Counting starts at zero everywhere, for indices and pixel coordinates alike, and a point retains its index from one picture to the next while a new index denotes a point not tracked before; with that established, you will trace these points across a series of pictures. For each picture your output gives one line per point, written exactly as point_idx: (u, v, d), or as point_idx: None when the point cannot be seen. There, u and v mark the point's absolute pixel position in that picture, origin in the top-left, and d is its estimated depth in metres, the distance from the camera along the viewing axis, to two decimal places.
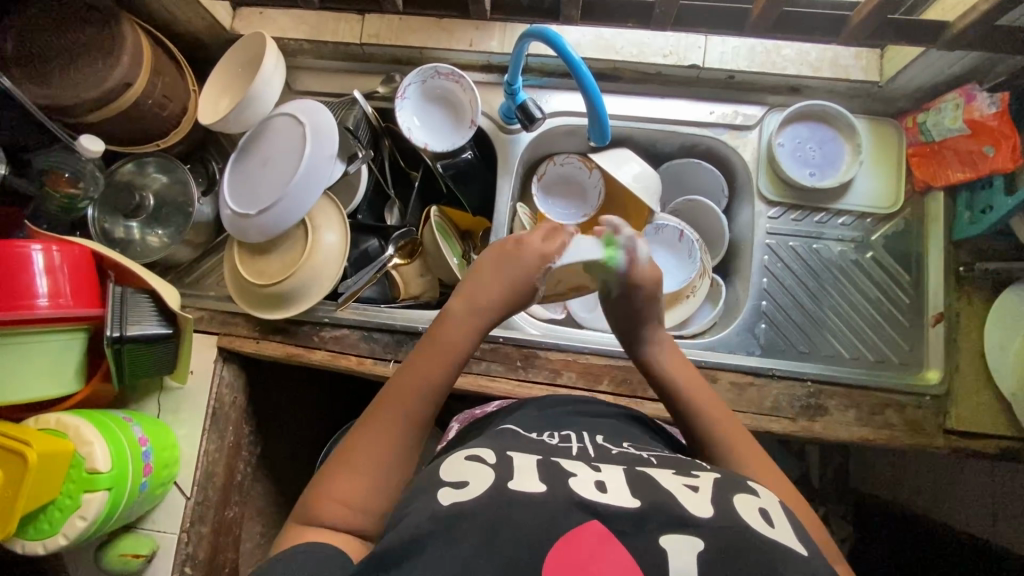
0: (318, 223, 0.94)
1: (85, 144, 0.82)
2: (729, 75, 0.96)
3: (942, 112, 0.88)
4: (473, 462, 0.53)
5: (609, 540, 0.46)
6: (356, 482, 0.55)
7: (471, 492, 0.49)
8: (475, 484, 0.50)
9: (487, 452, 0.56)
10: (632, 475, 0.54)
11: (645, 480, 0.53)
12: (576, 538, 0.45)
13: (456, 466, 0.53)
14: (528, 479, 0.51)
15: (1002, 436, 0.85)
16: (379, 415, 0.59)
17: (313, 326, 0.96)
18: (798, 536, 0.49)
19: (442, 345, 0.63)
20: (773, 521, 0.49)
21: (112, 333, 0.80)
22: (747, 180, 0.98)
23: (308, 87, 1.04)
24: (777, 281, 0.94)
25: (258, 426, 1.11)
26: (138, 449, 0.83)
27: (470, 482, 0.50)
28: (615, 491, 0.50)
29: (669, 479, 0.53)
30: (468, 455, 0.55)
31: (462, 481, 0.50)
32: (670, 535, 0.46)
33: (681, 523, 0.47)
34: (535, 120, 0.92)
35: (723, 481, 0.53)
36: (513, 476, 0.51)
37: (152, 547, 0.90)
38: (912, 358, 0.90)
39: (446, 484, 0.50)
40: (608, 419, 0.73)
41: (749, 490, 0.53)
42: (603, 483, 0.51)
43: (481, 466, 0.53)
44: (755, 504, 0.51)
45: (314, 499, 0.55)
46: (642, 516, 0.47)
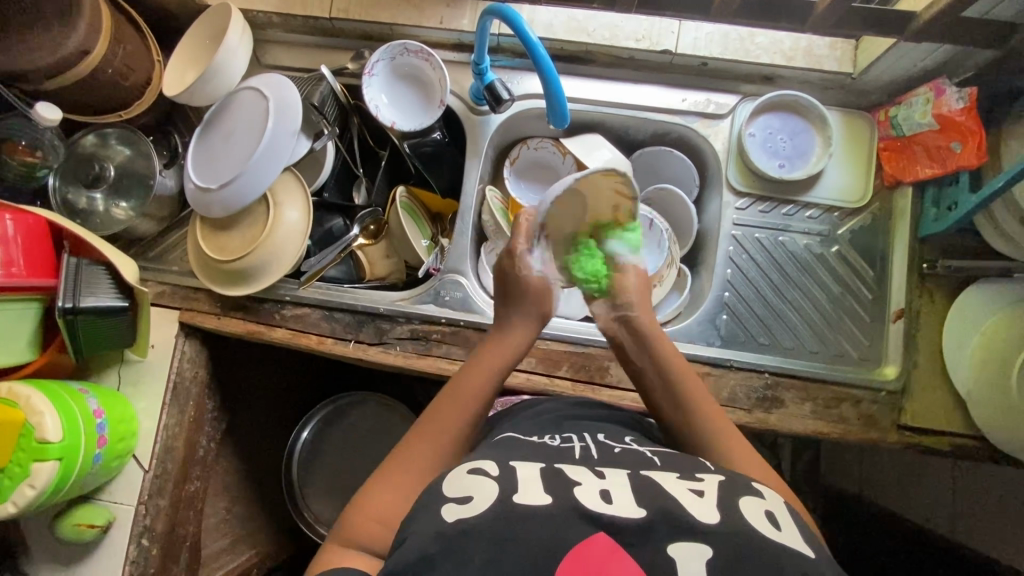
0: (280, 200, 0.93)
1: (41, 112, 0.81)
2: (702, 62, 0.94)
3: (912, 107, 0.87)
4: (475, 475, 0.54)
5: (619, 553, 0.46)
6: (391, 504, 0.57)
7: (474, 508, 0.50)
8: (479, 498, 0.50)
9: (488, 462, 0.56)
10: (636, 480, 0.54)
11: (653, 487, 0.53)
12: (587, 550, 0.46)
13: (459, 480, 0.53)
14: (531, 490, 0.51)
15: (954, 433, 0.86)
16: (421, 433, 0.63)
17: (275, 304, 0.96)
18: (806, 539, 0.50)
19: (483, 366, 0.69)
20: (779, 523, 0.50)
21: (64, 304, 0.80)
22: (717, 169, 0.97)
23: (277, 61, 1.02)
24: (742, 272, 0.94)
25: (223, 402, 1.12)
26: (92, 420, 0.84)
27: (474, 496, 0.51)
28: (620, 499, 0.51)
29: (674, 484, 0.54)
30: (468, 469, 0.55)
31: (465, 496, 0.51)
32: (678, 544, 0.47)
33: (687, 530, 0.47)
34: (503, 101, 0.90)
35: (728, 484, 0.55)
36: (518, 487, 0.51)
37: (107, 518, 0.90)
38: (872, 354, 0.90)
39: (448, 499, 0.51)
40: (613, 421, 0.74)
41: (753, 492, 0.54)
42: (607, 491, 0.52)
43: (482, 479, 0.53)
44: (761, 506, 0.52)
45: (349, 523, 0.57)
46: (649, 525, 0.48)
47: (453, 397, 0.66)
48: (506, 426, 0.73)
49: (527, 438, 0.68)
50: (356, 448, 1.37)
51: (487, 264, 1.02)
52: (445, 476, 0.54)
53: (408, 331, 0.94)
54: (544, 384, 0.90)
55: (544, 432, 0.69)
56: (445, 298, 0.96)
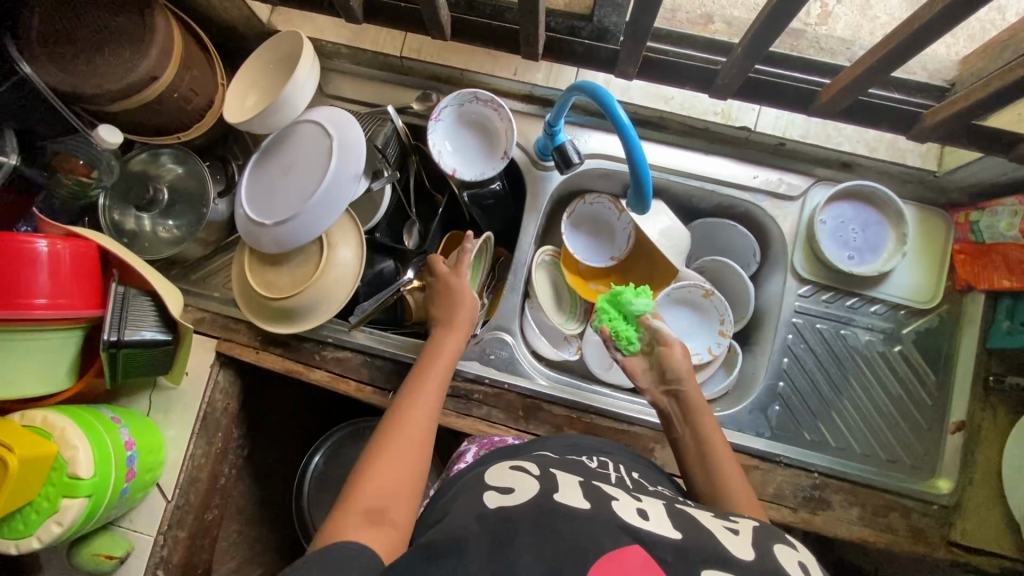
0: (335, 240, 0.91)
1: (103, 135, 0.79)
2: (779, 141, 0.92)
3: (997, 215, 0.84)
4: (517, 471, 0.62)
5: (651, 564, 0.49)
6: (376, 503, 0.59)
7: (516, 497, 0.56)
8: (521, 490, 0.57)
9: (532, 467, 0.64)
10: (672, 512, 0.58)
11: (685, 517, 0.57)
12: (621, 558, 0.49)
13: (501, 474, 0.62)
14: (572, 496, 0.57)
15: (1005, 555, 0.83)
16: (391, 438, 0.66)
17: (316, 344, 0.93)
18: None
19: (436, 376, 0.75)
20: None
21: (108, 337, 0.77)
22: (782, 253, 0.94)
23: (338, 92, 0.99)
24: (798, 362, 0.91)
25: (247, 429, 1.10)
26: (123, 452, 0.82)
27: (516, 488, 0.58)
28: (655, 518, 0.55)
29: (708, 519, 0.57)
30: (512, 466, 0.64)
31: (507, 488, 0.58)
32: (710, 571, 0.49)
33: (719, 560, 0.50)
34: (572, 163, 0.87)
35: (761, 529, 0.56)
36: (559, 489, 0.57)
37: (127, 549, 0.88)
38: (925, 463, 0.87)
39: (491, 488, 0.59)
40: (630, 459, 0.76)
41: (788, 542, 0.55)
42: (644, 511, 0.57)
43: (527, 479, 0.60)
44: (792, 555, 0.53)
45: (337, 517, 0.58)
46: (683, 548, 0.51)
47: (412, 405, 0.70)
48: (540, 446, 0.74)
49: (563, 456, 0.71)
50: None
51: (531, 320, 1.00)
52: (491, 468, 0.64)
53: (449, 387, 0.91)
54: None
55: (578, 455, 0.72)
56: (490, 357, 0.92)
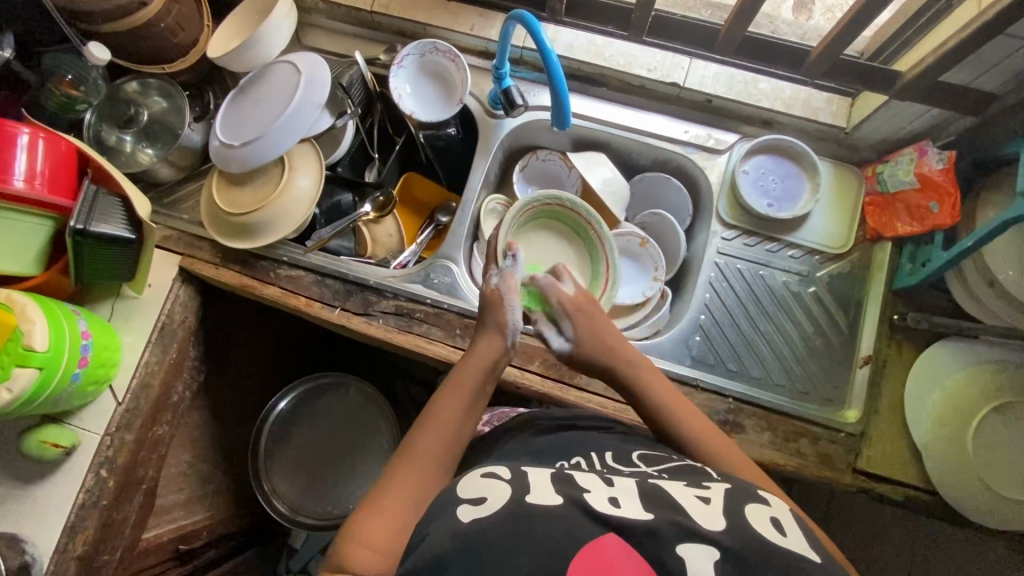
0: (296, 166, 0.98)
1: (92, 50, 0.88)
2: (707, 98, 1.01)
3: (898, 165, 0.91)
4: (490, 478, 0.56)
5: (629, 551, 0.48)
6: (390, 533, 0.55)
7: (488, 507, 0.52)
8: (493, 498, 0.52)
9: (502, 468, 0.58)
10: (643, 489, 0.56)
11: (661, 494, 0.55)
12: (600, 549, 0.48)
13: (472, 484, 0.55)
14: (542, 491, 0.53)
15: (909, 484, 0.87)
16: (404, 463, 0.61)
17: (272, 262, 1.00)
18: (810, 542, 0.52)
19: (455, 401, 0.67)
20: (784, 530, 0.53)
21: (75, 225, 0.83)
22: (710, 201, 1.02)
23: (315, 43, 1.10)
24: (719, 298, 0.97)
25: (204, 355, 1.15)
26: (79, 340, 0.87)
27: (487, 498, 0.52)
28: (628, 504, 0.52)
29: (681, 492, 0.56)
30: (482, 473, 0.57)
31: (480, 498, 0.53)
32: (688, 546, 0.49)
33: (693, 535, 0.49)
34: (516, 105, 0.96)
35: (733, 492, 0.57)
36: (529, 489, 0.53)
37: (73, 441, 0.92)
38: (836, 396, 0.92)
39: (464, 501, 0.53)
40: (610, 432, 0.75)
41: (760, 500, 0.57)
42: (615, 498, 0.53)
43: (496, 482, 0.55)
44: (766, 511, 0.55)
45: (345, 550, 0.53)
46: (654, 528, 0.50)
47: (432, 425, 0.65)
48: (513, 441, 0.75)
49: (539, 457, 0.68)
50: (328, 429, 1.38)
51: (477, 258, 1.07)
52: (460, 482, 0.57)
53: (393, 306, 0.97)
54: (515, 375, 0.92)
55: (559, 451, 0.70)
56: (433, 281, 1.00)
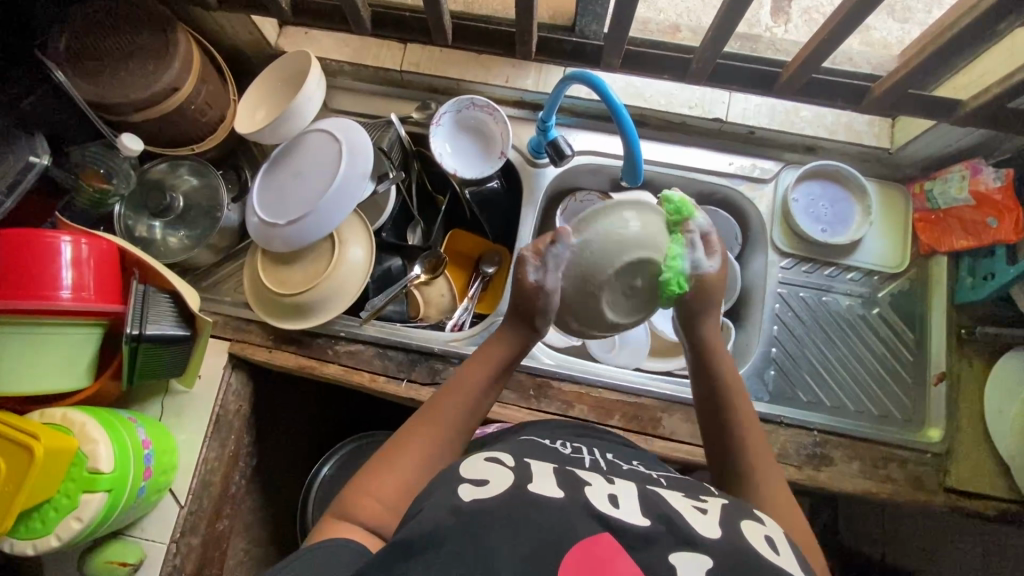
0: (345, 238, 0.95)
1: (126, 142, 0.84)
2: (749, 130, 1.01)
3: (948, 182, 0.93)
4: (493, 465, 0.56)
5: (621, 551, 0.48)
6: (391, 485, 0.60)
7: (490, 490, 0.52)
8: (495, 484, 0.53)
9: (506, 456, 0.59)
10: (645, 493, 0.56)
11: (657, 499, 0.55)
12: (590, 545, 0.47)
13: (476, 465, 0.55)
14: (547, 483, 0.54)
15: (1001, 498, 0.87)
16: (415, 427, 0.66)
17: (329, 339, 0.96)
18: (804, 569, 0.51)
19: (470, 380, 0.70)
20: (779, 550, 0.51)
21: (131, 331, 0.79)
22: (762, 231, 1.02)
23: (343, 107, 1.07)
24: (787, 329, 0.97)
25: (256, 438, 1.10)
26: (141, 451, 0.82)
27: (490, 481, 0.53)
28: (626, 505, 0.53)
29: (679, 500, 0.56)
30: (485, 458, 0.58)
31: (482, 480, 0.53)
32: (680, 554, 0.48)
33: (689, 542, 0.49)
34: (565, 156, 0.96)
35: (730, 507, 0.56)
36: (533, 478, 0.54)
37: (140, 557, 0.86)
38: (914, 415, 0.92)
39: (465, 480, 0.53)
40: (608, 441, 0.76)
41: (756, 519, 0.56)
42: (615, 497, 0.54)
43: (501, 469, 0.55)
44: (761, 530, 0.54)
45: (350, 498, 0.60)
46: (653, 535, 0.49)
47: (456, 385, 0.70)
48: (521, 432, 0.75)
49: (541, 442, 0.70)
50: None
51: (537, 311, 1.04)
52: (464, 462, 0.56)
53: None
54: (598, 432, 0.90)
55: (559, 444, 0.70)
56: None
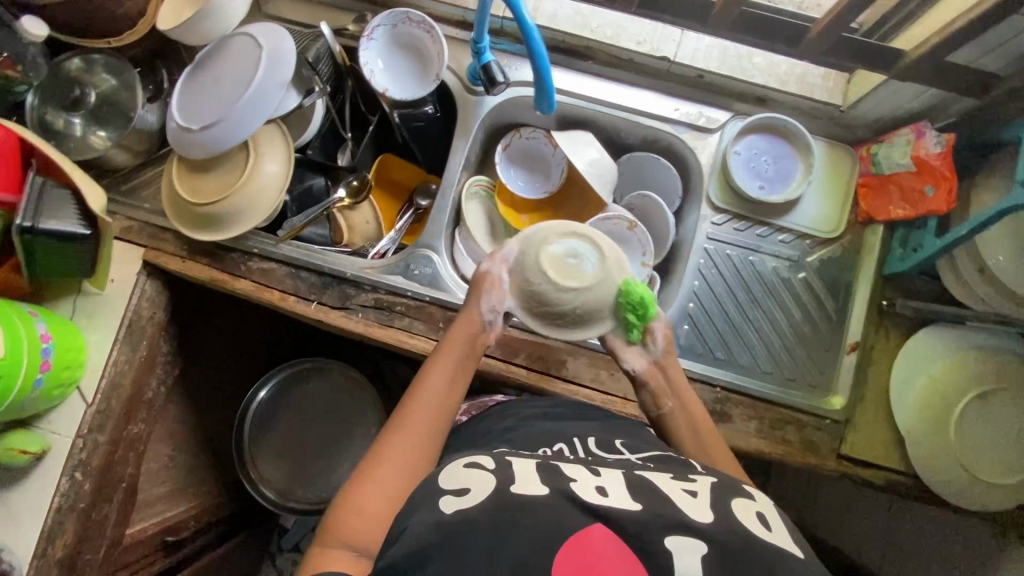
0: (261, 151, 0.91)
1: (27, 26, 0.81)
2: (698, 74, 0.96)
3: (894, 146, 0.88)
4: (474, 469, 0.56)
5: (614, 541, 0.49)
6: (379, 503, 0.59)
7: (473, 498, 0.52)
8: (477, 490, 0.52)
9: (485, 458, 0.59)
10: (632, 481, 0.57)
11: (646, 486, 0.56)
12: (582, 541, 0.49)
13: (455, 473, 0.55)
14: (529, 483, 0.54)
15: (891, 468, 0.88)
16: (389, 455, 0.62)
17: (242, 255, 0.95)
18: (794, 541, 0.53)
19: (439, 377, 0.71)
20: (770, 526, 0.54)
21: (22, 222, 0.78)
22: (699, 182, 0.98)
23: (276, 12, 1.00)
24: (708, 286, 0.95)
25: (178, 348, 1.11)
26: (38, 344, 0.82)
27: (472, 488, 0.53)
28: (615, 493, 0.54)
29: (668, 484, 0.58)
30: (466, 462, 0.57)
31: (463, 489, 0.53)
32: (674, 538, 0.49)
33: (680, 526, 0.50)
34: (497, 83, 0.91)
35: (720, 486, 0.59)
36: (515, 479, 0.54)
37: (42, 447, 0.89)
38: (823, 382, 0.91)
39: (447, 492, 0.53)
40: (596, 424, 0.78)
41: (746, 496, 0.58)
42: (603, 487, 0.55)
43: (481, 472, 0.55)
44: (751, 507, 0.56)
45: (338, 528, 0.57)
46: (645, 519, 0.50)
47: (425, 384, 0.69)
48: (490, 431, 0.77)
49: (521, 449, 0.69)
50: (313, 416, 1.36)
51: (462, 247, 1.00)
52: (444, 468, 0.57)
53: (372, 299, 0.93)
54: (500, 369, 0.90)
55: (540, 445, 0.71)
56: (413, 272, 0.96)
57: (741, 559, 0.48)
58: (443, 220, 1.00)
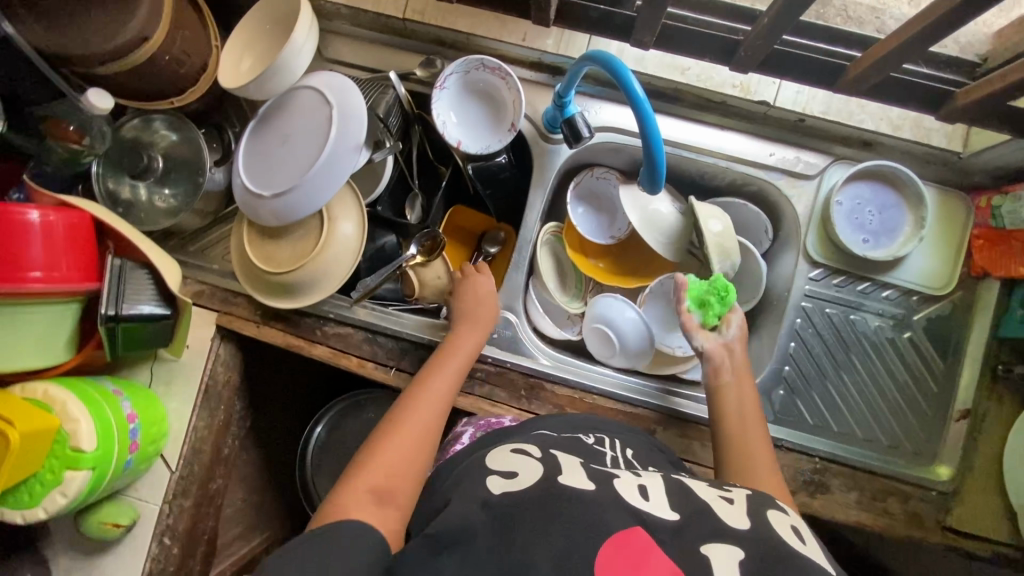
0: (335, 214, 0.88)
1: (92, 100, 0.75)
2: (799, 117, 0.88)
3: (1020, 200, 0.81)
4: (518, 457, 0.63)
5: (652, 548, 0.50)
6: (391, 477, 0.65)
7: (520, 480, 0.58)
8: (524, 475, 0.59)
9: (531, 450, 0.65)
10: (673, 483, 0.60)
11: (685, 490, 0.59)
12: (624, 539, 0.50)
13: (504, 459, 0.62)
14: (576, 477, 0.58)
15: (1000, 541, 0.83)
16: (388, 437, 0.69)
17: (317, 320, 0.92)
18: (826, 558, 0.53)
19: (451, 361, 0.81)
20: (804, 539, 0.54)
21: (107, 312, 0.75)
22: (795, 234, 0.92)
23: (338, 56, 0.94)
24: (805, 347, 0.90)
25: (249, 400, 1.10)
26: (126, 425, 0.81)
27: (519, 473, 0.59)
28: (657, 499, 0.56)
29: (705, 490, 0.59)
30: (515, 449, 0.65)
31: (511, 472, 0.59)
32: (711, 545, 0.51)
33: (720, 533, 0.52)
34: (582, 138, 0.84)
35: (754, 497, 0.59)
36: (562, 471, 0.59)
37: (132, 517, 0.89)
38: (927, 449, 0.87)
39: (494, 472, 0.60)
40: (631, 433, 0.79)
41: (779, 508, 0.58)
42: (646, 490, 0.58)
43: (528, 463, 0.61)
44: (786, 520, 0.56)
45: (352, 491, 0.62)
46: (683, 527, 0.53)
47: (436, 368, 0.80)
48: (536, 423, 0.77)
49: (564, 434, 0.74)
50: None
51: (536, 300, 0.98)
52: (491, 454, 0.64)
53: None
54: None
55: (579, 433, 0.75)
56: (492, 335, 0.92)
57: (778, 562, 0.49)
58: (518, 280, 0.96)
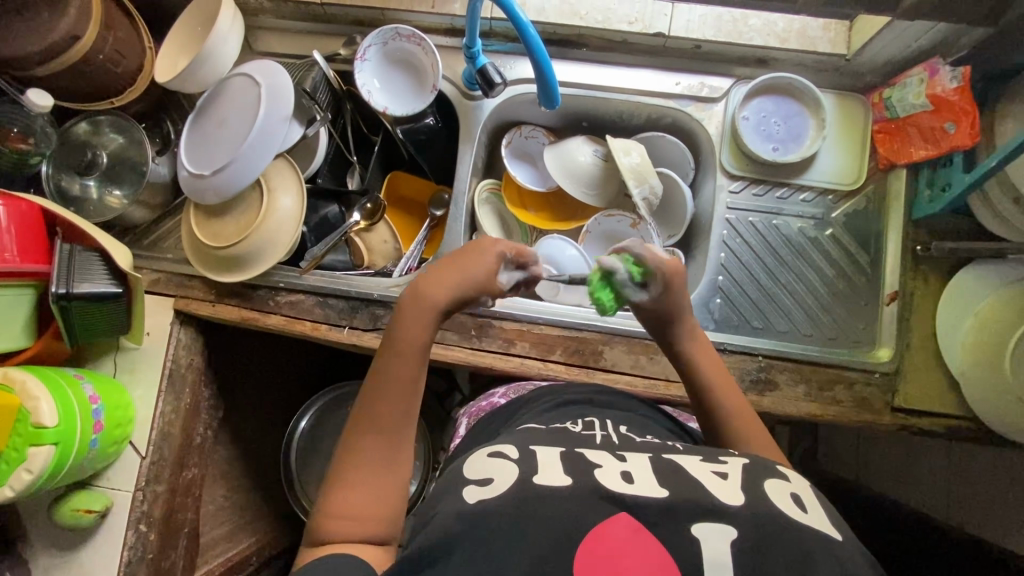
0: (274, 186, 0.93)
1: (33, 98, 0.81)
2: (695, 44, 0.94)
3: (906, 88, 0.87)
4: (497, 459, 0.53)
5: (640, 531, 0.46)
6: (368, 498, 0.55)
7: (496, 489, 0.49)
8: (501, 481, 0.50)
9: (508, 448, 0.55)
10: (659, 464, 0.53)
11: (674, 472, 0.51)
12: (606, 530, 0.46)
13: (482, 465, 0.52)
14: (552, 471, 0.50)
15: (949, 415, 0.86)
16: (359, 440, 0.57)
17: (269, 290, 0.96)
18: (832, 521, 0.50)
19: (411, 346, 0.61)
20: (806, 507, 0.49)
21: (57, 290, 0.80)
22: (711, 154, 0.97)
23: (268, 48, 1.02)
24: (735, 256, 0.94)
25: (218, 390, 1.12)
26: (88, 407, 0.84)
27: (494, 478, 0.50)
28: (641, 480, 0.50)
29: (694, 465, 0.52)
30: (489, 454, 0.54)
31: (486, 479, 0.50)
32: (703, 524, 0.46)
33: (712, 512, 0.47)
34: (494, 85, 0.90)
35: (750, 467, 0.53)
36: (538, 470, 0.50)
37: (105, 504, 0.91)
38: (865, 336, 0.90)
39: (470, 482, 0.50)
40: (628, 412, 0.75)
41: (779, 475, 0.53)
42: (628, 473, 0.51)
43: (503, 463, 0.52)
44: (784, 487, 0.51)
45: (324, 519, 0.54)
46: (672, 506, 0.47)
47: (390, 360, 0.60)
48: (527, 418, 0.74)
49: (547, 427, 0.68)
50: None
51: None
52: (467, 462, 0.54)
53: None
54: (539, 368, 0.90)
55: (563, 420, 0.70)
56: None
57: (774, 549, 0.45)
58: (460, 230, 0.99)
